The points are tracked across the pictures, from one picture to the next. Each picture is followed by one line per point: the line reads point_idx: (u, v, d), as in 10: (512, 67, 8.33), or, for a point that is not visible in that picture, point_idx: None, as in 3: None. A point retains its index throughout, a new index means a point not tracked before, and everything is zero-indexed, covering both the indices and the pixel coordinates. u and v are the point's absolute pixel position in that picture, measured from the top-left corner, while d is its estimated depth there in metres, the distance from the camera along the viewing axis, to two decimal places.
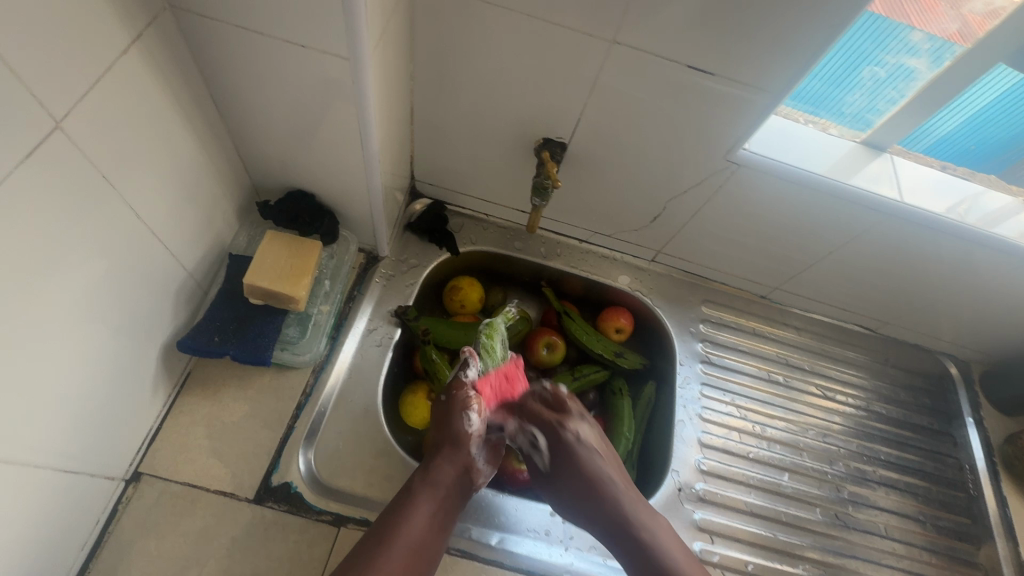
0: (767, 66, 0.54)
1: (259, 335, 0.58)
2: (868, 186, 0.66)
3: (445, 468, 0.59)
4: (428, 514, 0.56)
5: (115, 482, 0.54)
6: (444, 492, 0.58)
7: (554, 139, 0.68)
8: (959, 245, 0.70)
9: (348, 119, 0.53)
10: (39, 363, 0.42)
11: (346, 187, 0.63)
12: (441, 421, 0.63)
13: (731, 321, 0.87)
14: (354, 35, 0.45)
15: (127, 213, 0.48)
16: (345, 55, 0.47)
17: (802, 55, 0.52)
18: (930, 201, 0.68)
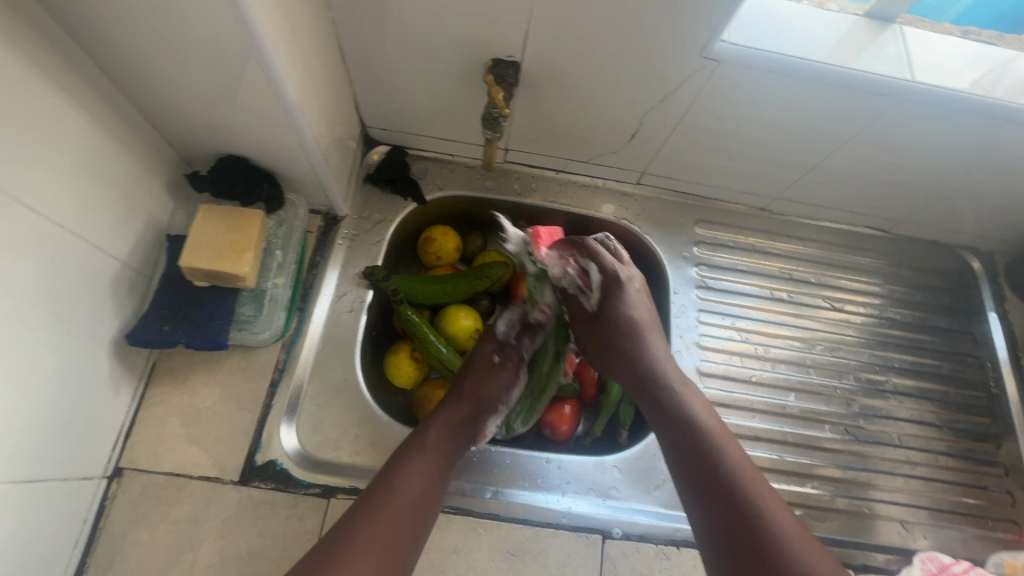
0: None
1: (210, 318, 0.55)
2: (872, 67, 0.57)
3: (460, 410, 0.59)
4: (433, 458, 0.54)
5: (96, 481, 0.54)
6: (452, 439, 0.57)
7: (504, 59, 0.59)
8: (981, 126, 0.61)
9: (250, 67, 0.46)
10: None
11: (279, 146, 0.57)
12: (472, 381, 0.62)
13: (728, 241, 0.80)
14: None
15: (21, 210, 0.43)
16: None
17: None
18: (947, 77, 0.58)
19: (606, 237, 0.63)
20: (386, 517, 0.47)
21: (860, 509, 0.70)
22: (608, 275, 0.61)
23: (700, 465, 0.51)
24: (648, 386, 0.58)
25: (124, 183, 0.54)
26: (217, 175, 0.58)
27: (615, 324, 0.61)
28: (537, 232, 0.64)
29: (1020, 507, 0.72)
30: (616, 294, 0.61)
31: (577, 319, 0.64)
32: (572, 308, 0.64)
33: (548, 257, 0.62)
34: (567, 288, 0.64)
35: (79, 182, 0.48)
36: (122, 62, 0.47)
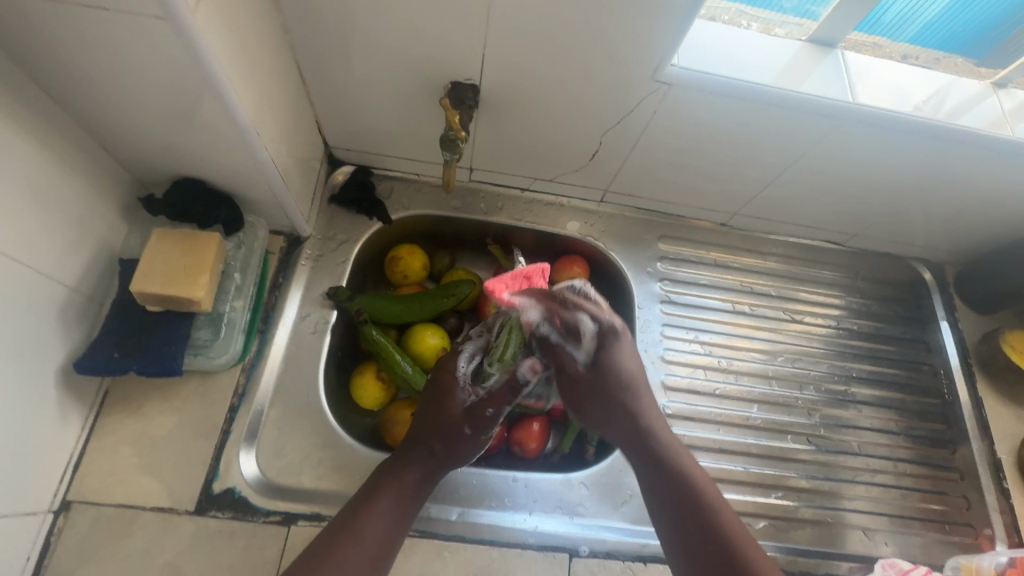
0: None
1: (164, 343, 0.54)
2: (815, 89, 0.59)
3: (425, 455, 0.55)
4: (394, 505, 0.52)
5: (41, 516, 0.52)
6: (407, 492, 0.53)
7: (463, 82, 0.60)
8: (921, 144, 0.64)
9: (201, 92, 0.46)
10: None
11: (236, 168, 0.56)
12: (434, 400, 0.58)
13: (691, 256, 0.82)
14: None
15: None
16: (160, 15, 0.39)
17: None
18: (886, 99, 0.61)
19: (582, 287, 0.59)
20: (342, 566, 0.47)
21: (824, 518, 0.71)
22: (601, 327, 0.58)
23: (689, 514, 0.50)
24: (626, 386, 0.58)
25: (74, 207, 0.53)
26: (173, 198, 0.57)
27: (613, 378, 0.58)
28: (497, 287, 0.58)
29: (976, 510, 0.74)
30: (608, 348, 0.59)
31: (563, 373, 0.60)
32: (557, 356, 0.59)
33: (528, 308, 0.57)
34: (546, 337, 0.59)
35: (24, 208, 0.47)
36: (71, 86, 0.46)
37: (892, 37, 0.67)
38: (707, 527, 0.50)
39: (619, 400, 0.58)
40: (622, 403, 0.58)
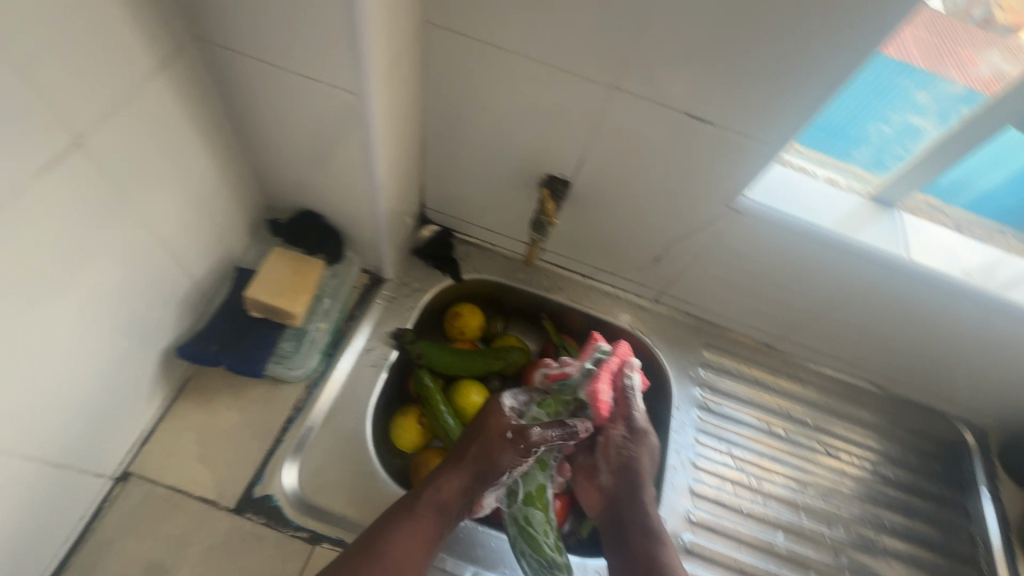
0: (768, 118, 0.54)
1: (254, 346, 0.60)
2: (870, 240, 0.65)
3: (449, 485, 0.58)
4: (424, 524, 0.56)
5: (104, 480, 0.56)
6: (438, 516, 0.57)
7: (558, 176, 0.69)
8: (970, 307, 0.67)
9: (353, 147, 0.55)
10: (36, 360, 0.43)
11: (353, 211, 0.65)
12: (468, 432, 0.61)
13: (732, 369, 0.85)
14: (361, 70, 0.47)
15: (138, 227, 0.49)
16: (352, 89, 0.49)
17: (800, 108, 0.53)
18: (938, 261, 0.66)
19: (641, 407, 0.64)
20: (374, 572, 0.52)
21: None
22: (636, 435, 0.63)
23: (640, 537, 0.59)
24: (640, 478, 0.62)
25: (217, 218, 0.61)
26: (296, 225, 0.66)
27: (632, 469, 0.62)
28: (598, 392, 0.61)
29: None
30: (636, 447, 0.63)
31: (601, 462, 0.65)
32: (607, 447, 0.64)
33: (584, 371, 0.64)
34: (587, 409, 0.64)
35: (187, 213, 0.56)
36: (251, 124, 0.56)
37: (946, 200, 0.71)
38: (646, 541, 0.59)
39: (630, 482, 0.62)
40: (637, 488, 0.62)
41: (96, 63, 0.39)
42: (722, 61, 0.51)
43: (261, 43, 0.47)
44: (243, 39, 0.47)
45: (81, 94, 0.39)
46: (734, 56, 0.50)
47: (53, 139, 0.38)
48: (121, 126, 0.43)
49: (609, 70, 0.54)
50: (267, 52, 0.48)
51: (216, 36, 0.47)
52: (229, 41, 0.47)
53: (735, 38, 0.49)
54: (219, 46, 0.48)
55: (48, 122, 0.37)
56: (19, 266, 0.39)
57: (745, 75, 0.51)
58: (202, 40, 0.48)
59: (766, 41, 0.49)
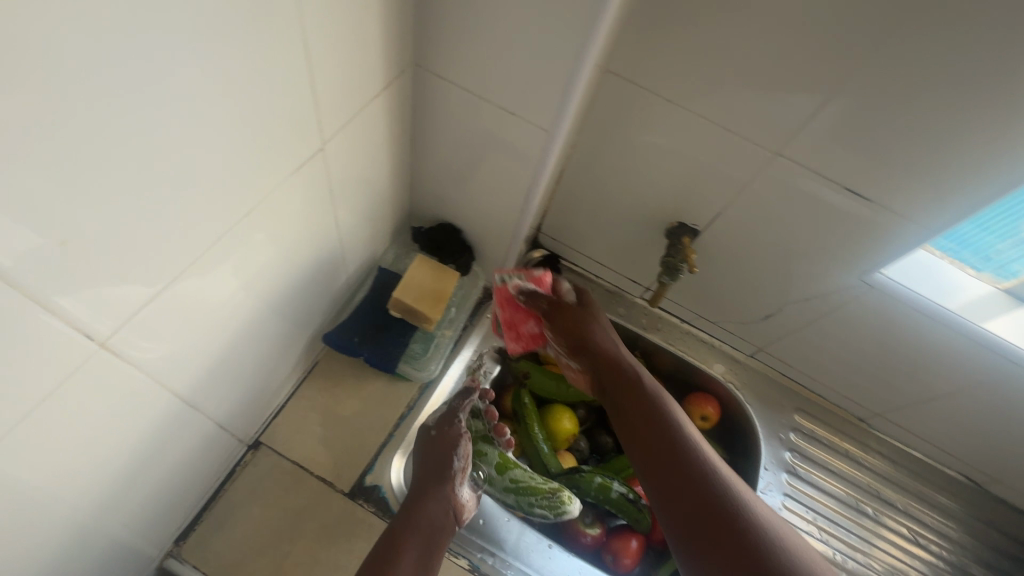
0: (928, 203, 0.55)
1: (389, 344, 0.63)
2: (1001, 333, 0.64)
3: (433, 510, 0.57)
4: (417, 549, 0.53)
5: (241, 446, 0.60)
6: (428, 542, 0.54)
7: (689, 225, 0.71)
8: None
9: (521, 176, 0.58)
10: (234, 318, 0.47)
11: (492, 230, 0.69)
12: (425, 454, 0.61)
13: (823, 438, 0.84)
14: (561, 113, 0.49)
15: (327, 224, 0.53)
16: (546, 127, 0.51)
17: (962, 202, 0.54)
18: None
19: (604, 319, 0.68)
20: None
21: None
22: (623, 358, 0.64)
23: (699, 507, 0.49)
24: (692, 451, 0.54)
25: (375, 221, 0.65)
26: (436, 234, 0.70)
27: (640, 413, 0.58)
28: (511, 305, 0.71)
29: None
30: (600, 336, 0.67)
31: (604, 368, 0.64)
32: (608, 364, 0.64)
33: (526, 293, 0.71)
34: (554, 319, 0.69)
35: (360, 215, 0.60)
36: (426, 141, 0.61)
37: None
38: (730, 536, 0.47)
39: (675, 457, 0.54)
40: (679, 460, 0.53)
41: (348, 84, 0.44)
42: (901, 143, 0.52)
43: (471, 78, 0.50)
44: (454, 72, 0.51)
45: (332, 106, 0.43)
46: (914, 142, 0.51)
47: (305, 142, 0.42)
48: (346, 137, 0.48)
49: (777, 137, 0.57)
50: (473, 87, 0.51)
51: (430, 64, 0.51)
52: (441, 71, 0.51)
53: (920, 127, 0.50)
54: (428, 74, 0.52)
55: (307, 128, 0.42)
56: (252, 249, 0.43)
57: (918, 163, 0.53)
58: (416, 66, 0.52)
59: (949, 137, 0.50)
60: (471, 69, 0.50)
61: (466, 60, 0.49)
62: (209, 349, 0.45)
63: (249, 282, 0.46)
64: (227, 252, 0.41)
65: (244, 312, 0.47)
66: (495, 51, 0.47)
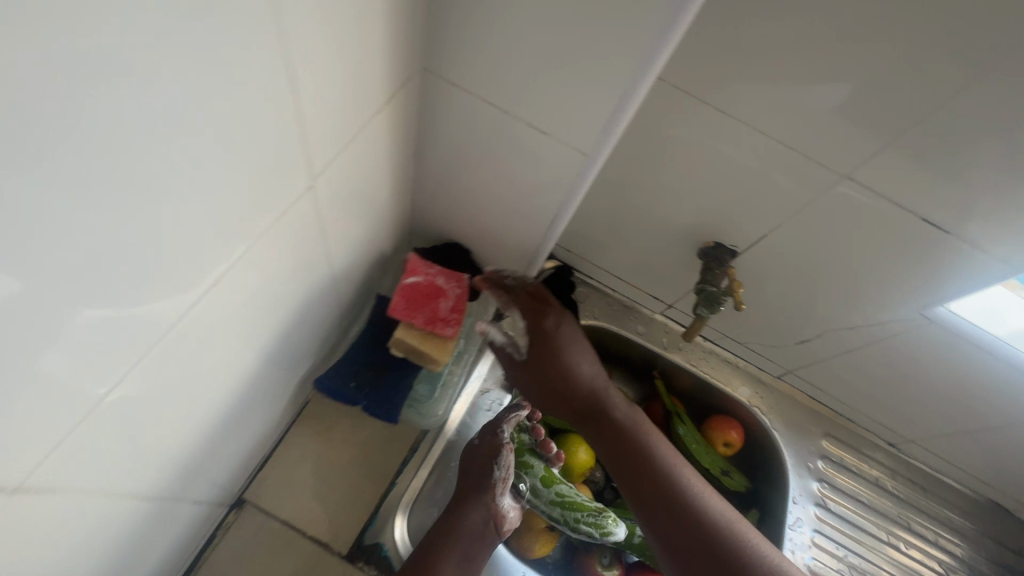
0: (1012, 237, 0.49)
1: (391, 389, 0.55)
2: None
3: (474, 519, 0.57)
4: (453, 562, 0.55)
5: (221, 508, 0.52)
6: (465, 552, 0.56)
7: (727, 245, 0.63)
8: None
9: (547, 201, 0.49)
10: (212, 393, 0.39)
11: (506, 253, 0.60)
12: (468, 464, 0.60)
13: (852, 465, 0.79)
14: (604, 137, 0.40)
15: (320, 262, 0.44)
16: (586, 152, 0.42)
17: None
18: None
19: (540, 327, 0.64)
20: None
21: None
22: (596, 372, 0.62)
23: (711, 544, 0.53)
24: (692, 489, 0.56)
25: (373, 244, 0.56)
26: (442, 254, 0.61)
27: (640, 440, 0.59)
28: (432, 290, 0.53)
29: None
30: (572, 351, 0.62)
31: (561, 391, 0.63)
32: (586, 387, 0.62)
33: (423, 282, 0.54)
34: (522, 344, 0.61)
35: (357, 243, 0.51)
36: (433, 156, 0.51)
37: None
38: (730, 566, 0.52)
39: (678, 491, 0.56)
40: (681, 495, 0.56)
41: (344, 103, 0.34)
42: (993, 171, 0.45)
43: (497, 91, 0.41)
44: (476, 83, 0.42)
45: (324, 134, 0.34)
46: (1010, 170, 0.45)
47: (291, 181, 0.34)
48: (344, 166, 0.39)
49: (847, 158, 0.49)
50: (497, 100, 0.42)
51: (445, 70, 0.42)
52: (459, 80, 0.42)
53: (1020, 155, 0.43)
54: (443, 82, 0.43)
55: (291, 164, 0.33)
56: (227, 314, 0.35)
57: (1008, 196, 0.46)
58: (427, 72, 0.43)
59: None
60: (499, 80, 0.40)
61: (493, 71, 0.40)
62: (186, 423, 0.38)
63: (231, 345, 0.38)
64: (201, 318, 0.32)
65: (226, 373, 0.39)
66: (531, 62, 0.38)
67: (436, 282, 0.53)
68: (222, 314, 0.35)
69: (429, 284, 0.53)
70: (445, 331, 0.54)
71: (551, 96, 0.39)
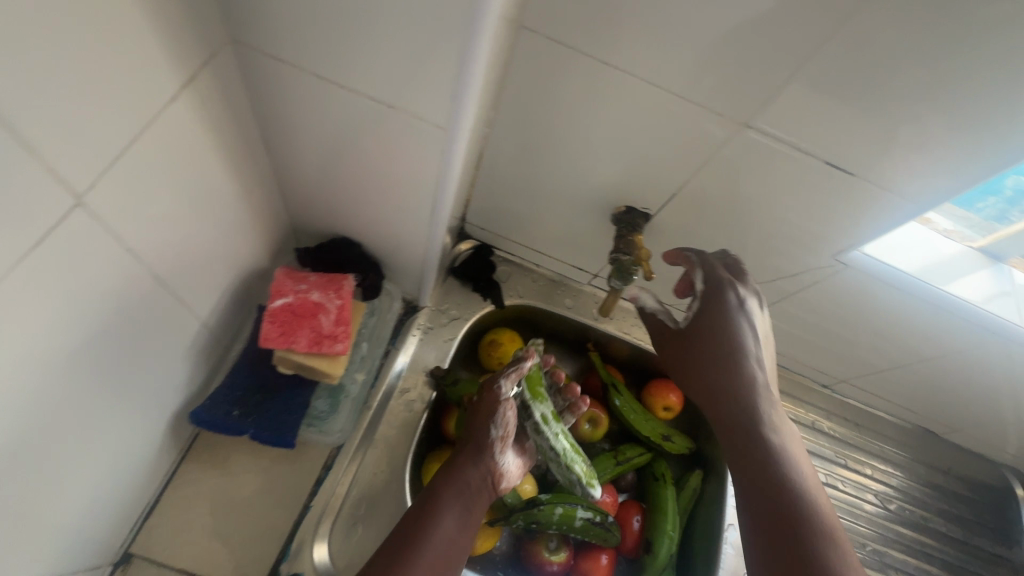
0: (913, 171, 0.47)
1: (283, 411, 0.49)
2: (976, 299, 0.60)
3: (472, 473, 0.53)
4: (453, 520, 0.49)
5: (102, 569, 0.46)
6: (466, 506, 0.51)
7: (638, 209, 0.59)
8: None
9: (419, 183, 0.43)
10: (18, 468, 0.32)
11: (400, 244, 0.55)
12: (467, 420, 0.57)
13: (789, 412, 0.79)
14: (456, 105, 0.35)
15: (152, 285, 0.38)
16: (442, 125, 0.37)
17: (952, 165, 0.45)
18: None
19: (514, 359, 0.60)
20: None
21: None
22: (709, 300, 0.52)
23: (765, 509, 0.45)
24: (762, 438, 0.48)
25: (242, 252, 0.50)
26: (329, 253, 0.55)
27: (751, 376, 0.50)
28: (302, 304, 0.48)
29: None
30: (713, 310, 0.52)
31: (667, 342, 0.57)
32: (700, 333, 0.53)
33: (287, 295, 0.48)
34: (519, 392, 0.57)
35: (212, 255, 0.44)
36: (288, 146, 0.44)
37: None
38: (789, 526, 0.44)
39: (740, 436, 0.49)
40: (736, 437, 0.49)
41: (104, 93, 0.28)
42: (885, 103, 0.42)
43: (329, 61, 0.35)
44: (304, 54, 0.35)
45: (82, 134, 0.27)
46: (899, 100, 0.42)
47: (45, 197, 0.27)
48: (144, 168, 0.32)
49: (742, 105, 0.45)
50: (334, 74, 0.36)
51: (263, 44, 0.35)
52: (283, 53, 0.35)
53: (909, 82, 0.41)
54: (266, 59, 0.36)
55: (36, 177, 0.26)
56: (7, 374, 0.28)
57: (900, 129, 0.44)
58: (245, 48, 0.36)
59: (939, 97, 0.41)
60: (327, 49, 0.34)
61: (318, 38, 0.34)
62: (4, 493, 0.31)
63: (37, 402, 0.31)
64: None
65: (56, 426, 0.34)
66: (354, 22, 0.32)
67: (312, 298, 0.48)
68: (19, 360, 0.29)
69: (303, 302, 0.48)
70: (336, 346, 0.48)
71: (387, 59, 0.34)
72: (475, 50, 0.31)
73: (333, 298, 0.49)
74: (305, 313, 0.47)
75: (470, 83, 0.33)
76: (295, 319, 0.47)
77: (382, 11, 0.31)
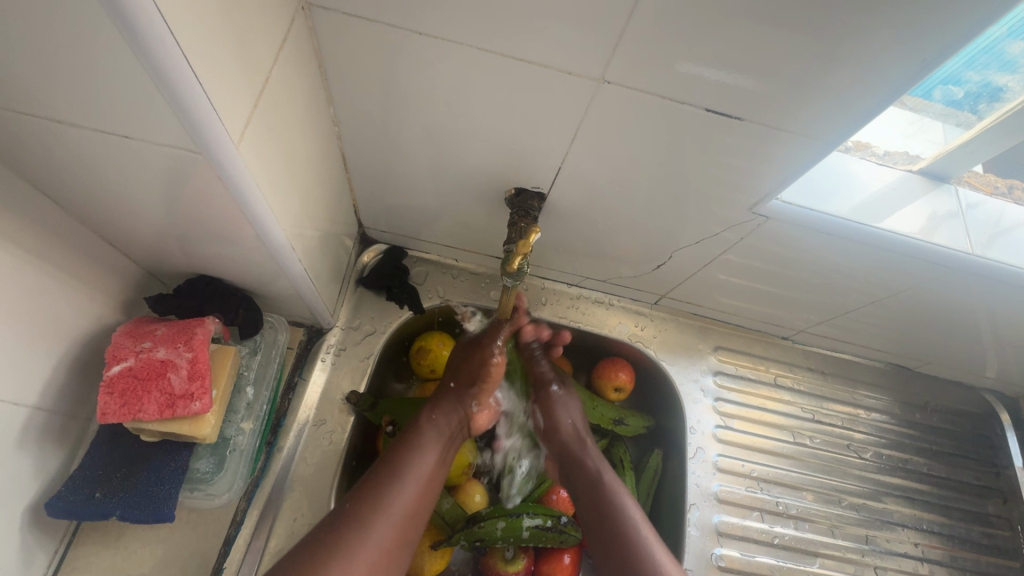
0: (791, 104, 0.41)
1: (156, 481, 0.45)
2: (913, 232, 0.54)
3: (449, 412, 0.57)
4: (427, 452, 0.52)
5: None
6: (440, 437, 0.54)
7: (530, 189, 0.54)
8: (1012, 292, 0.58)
9: (227, 210, 0.38)
10: None
11: (262, 274, 0.49)
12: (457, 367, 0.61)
13: (746, 372, 0.75)
14: (194, 127, 0.29)
15: None
16: (197, 150, 0.31)
17: (826, 92, 0.40)
18: (984, 245, 0.56)
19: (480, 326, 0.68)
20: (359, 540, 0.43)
21: None
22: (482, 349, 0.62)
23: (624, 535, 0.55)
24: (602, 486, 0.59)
25: (77, 314, 0.44)
26: (184, 297, 0.48)
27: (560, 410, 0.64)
28: (145, 365, 0.43)
29: None
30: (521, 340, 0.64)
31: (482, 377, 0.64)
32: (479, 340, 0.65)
33: (126, 357, 0.43)
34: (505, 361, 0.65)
35: (19, 326, 0.39)
36: (80, 192, 0.39)
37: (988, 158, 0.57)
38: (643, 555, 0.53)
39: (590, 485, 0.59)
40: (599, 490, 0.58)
41: None
42: (740, 25, 0.36)
43: (48, 94, 0.29)
44: (24, 95, 0.29)
45: None
46: (754, 19, 0.36)
47: None
48: None
49: (591, 58, 0.40)
50: (64, 110, 0.30)
51: None
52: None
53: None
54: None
55: None
56: None
57: (766, 51, 0.38)
58: None
59: (799, 10, 0.35)
60: (34, 80, 0.28)
61: (18, 70, 0.28)
62: None
63: None
64: None
65: None
66: (31, 42, 0.26)
67: (158, 356, 0.43)
68: None
69: (148, 363, 0.43)
70: (193, 406, 0.43)
71: (105, 81, 0.28)
72: (172, 58, 0.26)
73: (183, 351, 0.44)
74: (149, 374, 0.43)
75: (190, 103, 0.28)
76: (138, 383, 0.42)
77: (59, 29, 0.25)
